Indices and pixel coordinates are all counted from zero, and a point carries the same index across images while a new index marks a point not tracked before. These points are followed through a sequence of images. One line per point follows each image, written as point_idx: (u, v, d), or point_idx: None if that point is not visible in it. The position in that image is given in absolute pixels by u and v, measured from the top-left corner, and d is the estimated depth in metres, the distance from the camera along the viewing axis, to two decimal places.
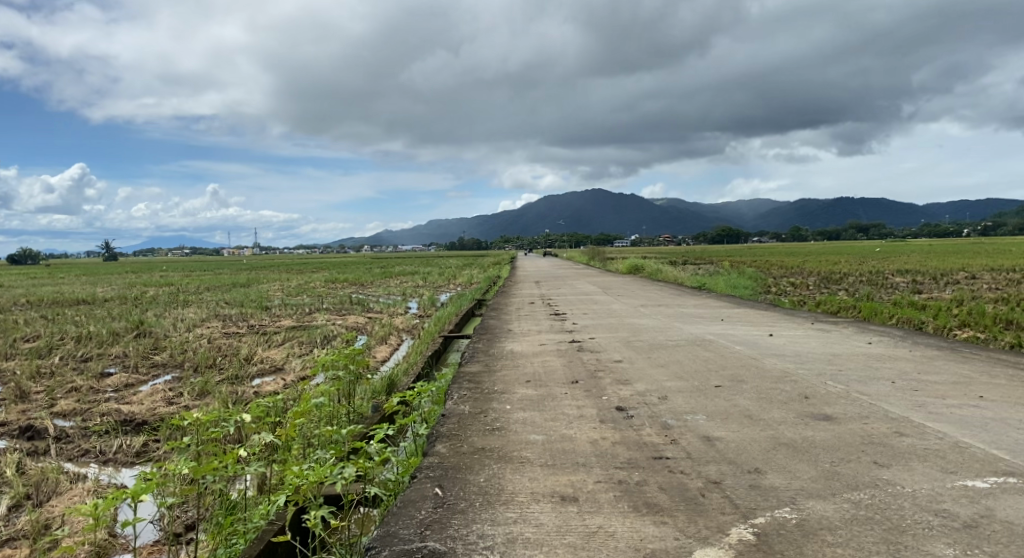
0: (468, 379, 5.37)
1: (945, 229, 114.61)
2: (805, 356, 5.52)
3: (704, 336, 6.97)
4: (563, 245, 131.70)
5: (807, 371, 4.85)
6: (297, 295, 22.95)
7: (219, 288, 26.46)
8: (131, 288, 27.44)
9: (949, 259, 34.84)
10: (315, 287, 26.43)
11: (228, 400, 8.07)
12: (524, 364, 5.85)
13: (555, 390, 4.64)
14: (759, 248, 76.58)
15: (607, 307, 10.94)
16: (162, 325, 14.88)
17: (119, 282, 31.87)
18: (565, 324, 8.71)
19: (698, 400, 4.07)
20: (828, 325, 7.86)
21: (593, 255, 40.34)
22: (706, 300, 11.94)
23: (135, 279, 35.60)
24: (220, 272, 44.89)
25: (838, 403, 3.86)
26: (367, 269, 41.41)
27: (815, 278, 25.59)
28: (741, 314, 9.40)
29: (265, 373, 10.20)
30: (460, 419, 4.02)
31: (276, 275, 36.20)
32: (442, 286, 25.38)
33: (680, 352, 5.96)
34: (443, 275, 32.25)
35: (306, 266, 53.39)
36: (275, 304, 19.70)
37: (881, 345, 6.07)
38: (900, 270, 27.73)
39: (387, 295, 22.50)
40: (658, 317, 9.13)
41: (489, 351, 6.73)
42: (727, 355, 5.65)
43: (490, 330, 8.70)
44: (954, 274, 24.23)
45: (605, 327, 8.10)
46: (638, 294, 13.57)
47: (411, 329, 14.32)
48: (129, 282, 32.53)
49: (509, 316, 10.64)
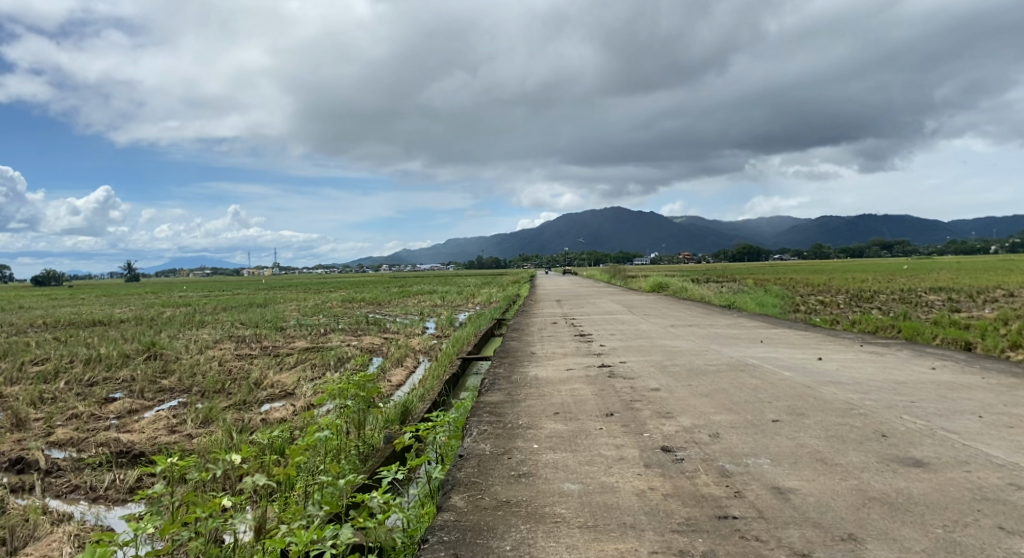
0: (489, 410, 4.88)
1: (974, 246, 111.66)
2: (866, 384, 4.92)
3: (744, 360, 6.38)
4: (581, 264, 130.84)
5: (875, 401, 4.25)
6: (314, 315, 22.68)
7: (236, 308, 26.30)
8: (149, 309, 27.37)
9: (981, 276, 33.64)
10: (331, 307, 26.16)
11: (232, 429, 7.69)
12: (550, 392, 5.33)
13: (588, 425, 4.14)
14: (782, 266, 74.97)
15: (634, 327, 10.38)
16: (174, 347, 14.59)
17: (138, 303, 31.88)
18: (592, 346, 8.16)
19: (756, 439, 3.58)
20: (879, 347, 7.21)
21: (614, 274, 39.72)
22: (738, 320, 11.30)
23: (155, 299, 35.87)
24: (241, 291, 45.08)
25: (926, 442, 3.29)
26: (385, 289, 41.19)
27: (844, 295, 24.70)
28: (779, 335, 8.78)
29: (274, 399, 9.82)
30: (480, 464, 3.54)
31: (295, 295, 36.09)
32: (459, 305, 24.92)
33: (723, 380, 5.39)
34: (461, 294, 31.85)
35: (326, 285, 53.60)
36: (290, 325, 19.37)
37: (949, 370, 5.43)
38: (933, 288, 26.71)
39: (404, 315, 22.11)
40: (690, 338, 8.54)
41: (511, 377, 6.22)
42: (777, 383, 5.07)
43: (511, 352, 8.20)
44: (992, 292, 23.22)
45: (636, 350, 7.55)
46: (665, 313, 12.96)
47: (428, 350, 13.86)
48: (148, 302, 32.62)
49: (531, 336, 10.13)
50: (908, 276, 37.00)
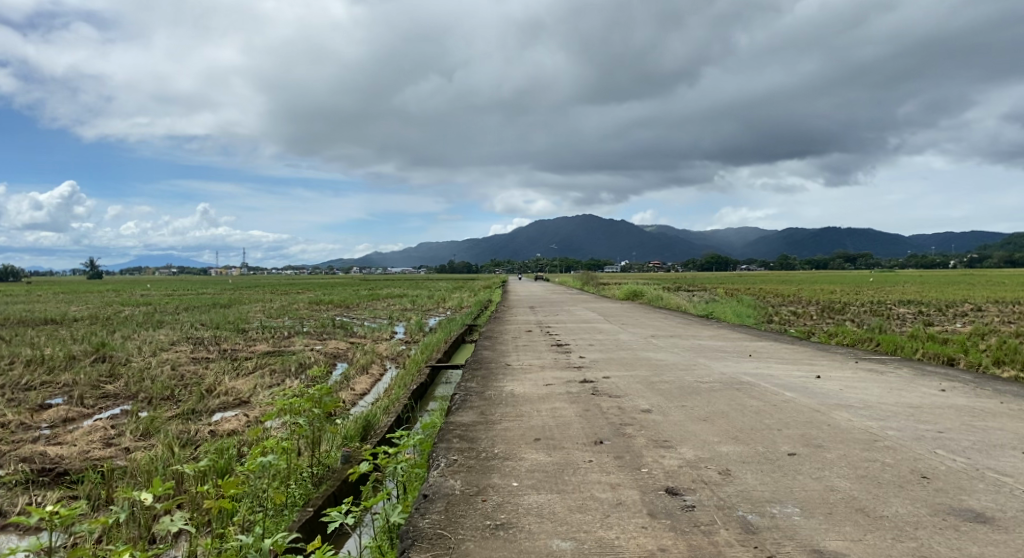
0: (459, 434, 4.27)
1: (934, 261, 114.48)
2: (880, 408, 4.40)
3: (738, 378, 5.85)
4: (554, 270, 130.63)
5: (899, 431, 3.74)
6: (278, 317, 21.71)
7: (198, 308, 25.13)
8: (105, 307, 25.96)
9: (946, 290, 34.11)
10: (298, 309, 25.14)
11: (174, 444, 6.93)
12: (529, 412, 4.74)
13: (576, 458, 3.56)
14: (750, 276, 75.94)
15: (614, 337, 9.85)
16: (125, 349, 13.60)
17: (93, 301, 30.34)
18: (572, 358, 7.57)
19: (775, 479, 3.04)
20: (875, 364, 6.78)
21: (587, 281, 39.37)
22: (720, 332, 10.83)
23: (113, 297, 34.32)
24: (204, 290, 43.52)
25: (978, 487, 2.76)
26: (355, 291, 40.20)
27: (817, 306, 24.64)
28: (767, 349, 8.30)
29: (226, 408, 9.05)
30: (449, 511, 2.96)
31: (261, 296, 34.85)
32: (429, 310, 24.12)
33: (720, 401, 4.84)
34: (433, 298, 31.09)
35: (294, 287, 52.24)
36: (252, 327, 18.43)
37: (962, 392, 4.95)
38: (902, 301, 26.84)
39: (372, 318, 21.26)
40: (674, 351, 8.00)
41: (484, 392, 5.62)
42: (782, 407, 4.54)
43: (484, 363, 7.59)
44: (962, 307, 23.32)
45: (619, 363, 7.01)
46: (643, 322, 12.45)
47: (396, 357, 13.14)
48: (105, 301, 31.07)
49: (506, 345, 9.54)
50: (877, 289, 37.37)
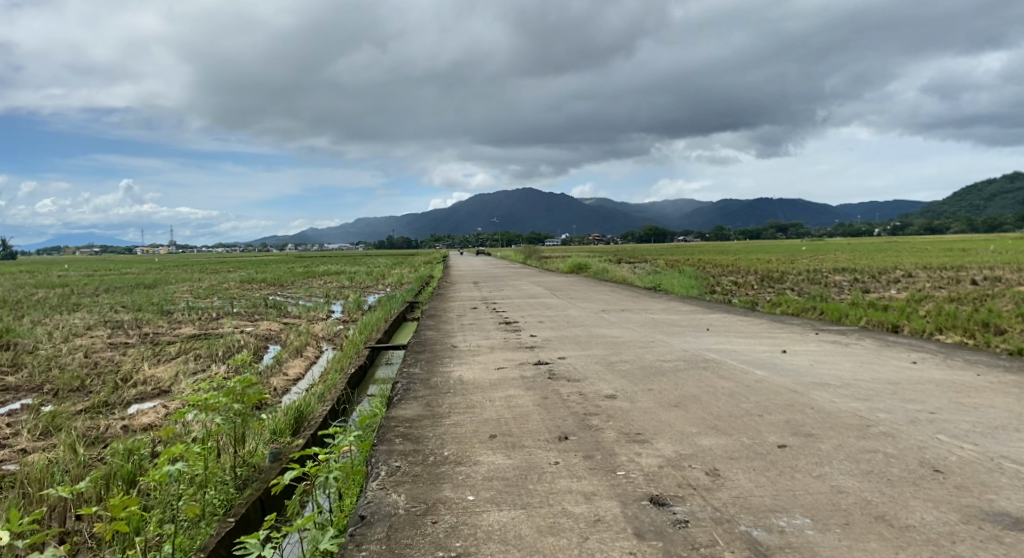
0: (401, 432, 3.69)
1: (859, 229, 119.99)
2: (859, 388, 4.10)
3: (702, 355, 5.50)
4: (496, 245, 130.23)
5: (890, 414, 3.42)
6: (207, 297, 20.36)
7: (119, 289, 23.31)
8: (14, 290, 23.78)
9: (875, 258, 35.55)
10: (229, 288, 23.71)
11: (78, 443, 6.02)
12: (481, 403, 4.21)
13: (540, 459, 3.05)
14: (688, 247, 77.69)
15: (565, 313, 9.44)
16: (31, 335, 12.27)
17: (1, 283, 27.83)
18: (523, 338, 7.08)
19: (772, 479, 2.63)
20: (834, 336, 6.61)
21: (531, 254, 39.05)
22: (672, 304, 10.57)
23: (25, 279, 31.57)
24: (126, 271, 40.78)
25: (1003, 482, 2.42)
26: (290, 268, 38.42)
27: (756, 276, 25.10)
28: (723, 321, 8.05)
29: (144, 399, 8.12)
30: (392, 539, 2.40)
31: (191, 275, 32.82)
32: (370, 287, 23.15)
33: (688, 383, 4.45)
34: (373, 274, 30.02)
35: (224, 265, 49.62)
36: (177, 309, 17.12)
37: (935, 365, 4.74)
38: (837, 268, 27.76)
39: (309, 297, 20.20)
40: (630, 327, 7.63)
41: (428, 380, 5.05)
42: (757, 389, 4.18)
43: (429, 344, 7.03)
44: (892, 273, 24.17)
45: (574, 341, 6.59)
46: (592, 296, 12.10)
47: (334, 338, 12.37)
48: (14, 282, 28.52)
49: (452, 324, 8.98)
50: (810, 258, 38.45)
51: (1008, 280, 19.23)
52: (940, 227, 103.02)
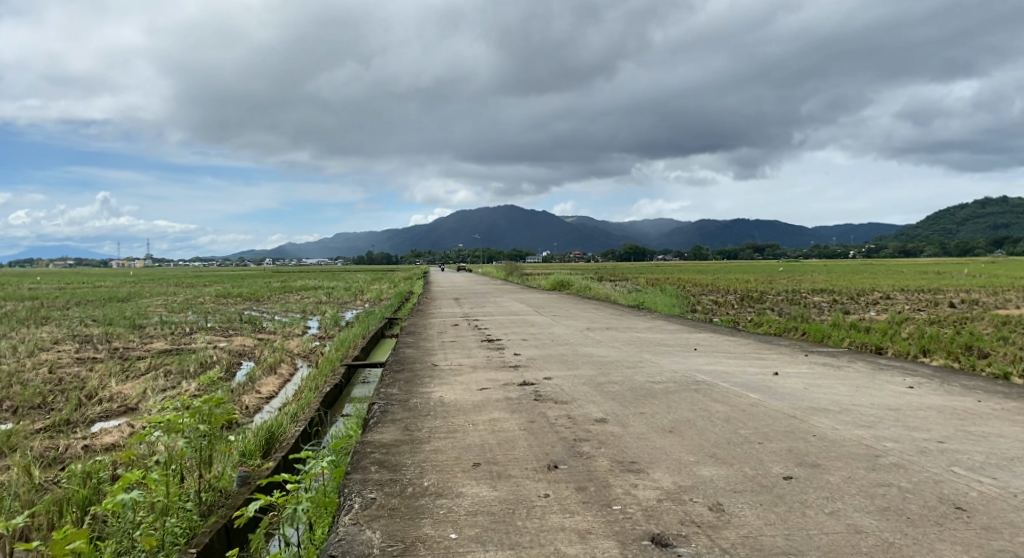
0: (376, 460, 3.42)
1: (835, 251, 121.83)
2: (860, 415, 3.94)
3: (693, 377, 5.33)
4: (477, 262, 130.23)
5: (897, 443, 3.26)
6: (181, 311, 19.82)
7: (91, 303, 22.62)
8: None
9: (853, 279, 35.99)
10: (204, 302, 23.16)
11: (33, 464, 5.60)
12: (464, 427, 3.96)
13: (528, 492, 2.81)
14: (668, 266, 78.12)
15: (548, 331, 9.24)
16: None
17: None
18: (506, 356, 6.85)
19: (781, 517, 2.42)
20: (824, 359, 6.49)
21: (512, 271, 38.96)
22: (657, 323, 10.42)
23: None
24: (98, 283, 39.89)
25: None
26: (268, 283, 37.78)
27: (737, 296, 25.19)
28: (710, 341, 7.90)
29: (109, 417, 7.70)
30: None
31: (165, 289, 32.09)
32: (348, 302, 22.76)
33: (682, 407, 4.26)
34: (352, 289, 29.61)
35: (199, 278, 48.73)
36: (148, 323, 16.59)
37: (933, 392, 4.62)
38: (816, 289, 28.01)
39: (286, 312, 19.75)
40: (616, 346, 7.44)
41: (406, 401, 4.79)
42: (753, 415, 4.00)
43: (409, 363, 6.77)
44: (870, 295, 24.39)
45: (559, 361, 6.38)
46: (576, 314, 11.92)
47: (310, 354, 12.01)
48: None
49: (433, 341, 8.72)
50: (789, 279, 38.77)
51: (985, 303, 19.47)
52: (913, 250, 104.99)
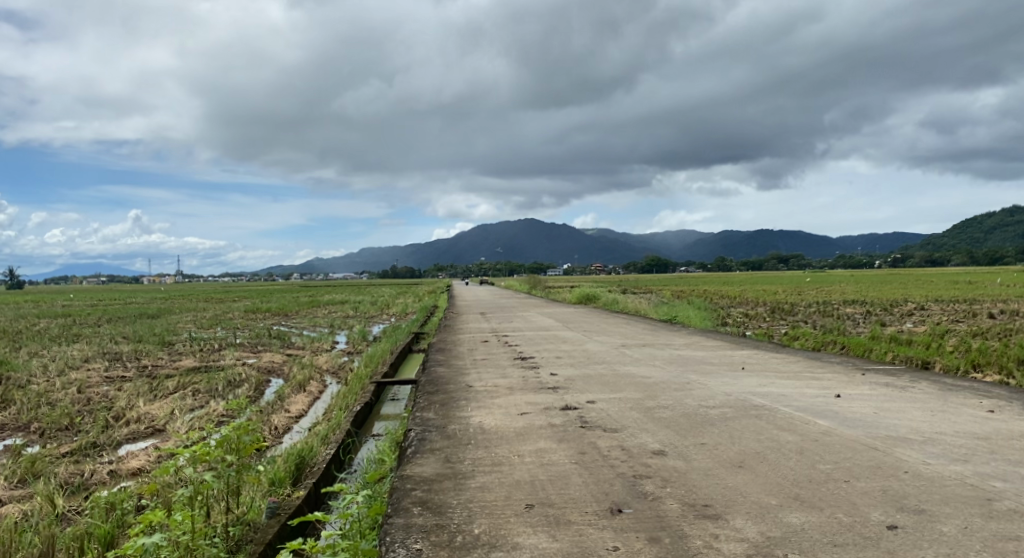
0: (419, 500, 3.10)
1: (862, 261, 119.28)
2: (949, 444, 3.55)
3: (749, 401, 4.96)
4: (498, 275, 130.23)
5: (1007, 482, 2.87)
6: (209, 328, 19.82)
7: (120, 320, 22.77)
8: (14, 319, 23.26)
9: (886, 289, 35.01)
10: (231, 318, 23.21)
11: (57, 493, 5.35)
12: (509, 459, 3.63)
13: (593, 544, 2.49)
14: (690, 278, 77.15)
15: (582, 348, 8.91)
16: (25, 368, 11.71)
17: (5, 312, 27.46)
18: (543, 376, 6.52)
19: None
20: (883, 378, 6.07)
21: (536, 284, 38.71)
22: (694, 339, 10.00)
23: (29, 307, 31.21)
24: (130, 300, 40.49)
25: None
26: (293, 298, 37.89)
27: (767, 308, 24.56)
28: (756, 359, 7.50)
29: (137, 439, 7.47)
30: None
31: (193, 305, 32.35)
32: (374, 317, 22.61)
33: (746, 438, 3.90)
34: (376, 304, 29.52)
35: (226, 294, 49.19)
36: (176, 339, 16.56)
37: (1021, 417, 4.20)
38: (848, 301, 27.20)
39: (312, 328, 19.62)
40: (657, 365, 7.06)
41: (443, 428, 4.48)
42: (829, 447, 3.64)
43: (441, 383, 6.48)
44: (906, 306, 23.53)
45: (600, 381, 6.05)
46: (607, 329, 11.54)
47: (337, 371, 11.79)
48: (18, 311, 28.21)
49: (463, 359, 8.44)
50: (819, 289, 37.76)
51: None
52: (944, 259, 102.40)
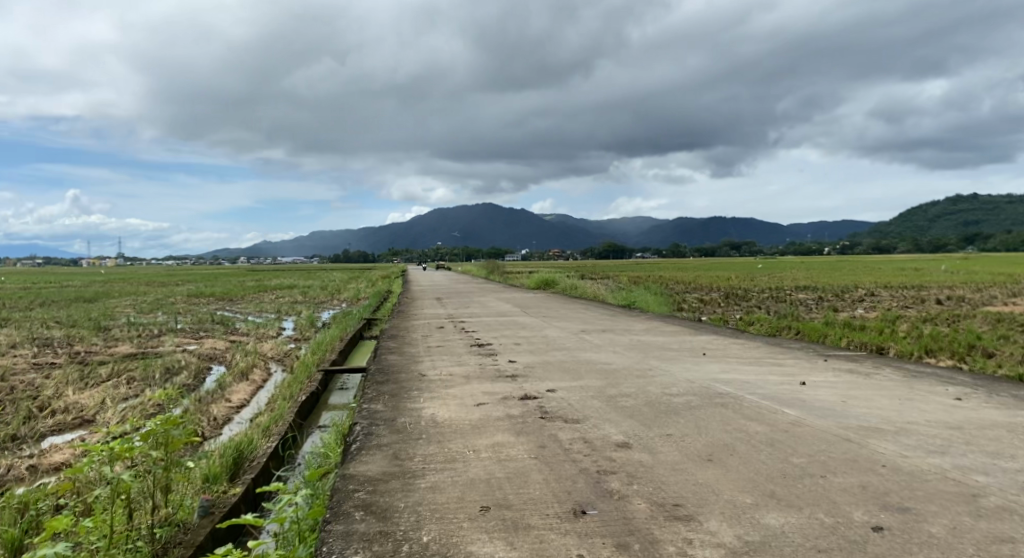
0: (361, 503, 2.76)
1: (810, 248, 122.87)
2: (923, 436, 3.52)
3: (715, 389, 4.80)
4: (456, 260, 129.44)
5: (986, 479, 2.79)
6: (151, 312, 18.84)
7: (54, 303, 21.45)
8: None
9: (834, 276, 36.02)
10: (175, 302, 22.14)
11: None
12: (463, 455, 3.35)
13: (557, 552, 2.24)
14: (646, 264, 77.98)
15: (542, 334, 8.68)
16: None
17: None
18: (501, 364, 6.25)
19: None
20: (845, 366, 6.04)
21: (493, 268, 38.46)
22: (654, 324, 9.90)
23: None
24: (67, 282, 38.45)
25: None
26: (242, 282, 36.64)
27: (721, 294, 24.90)
28: (717, 345, 7.41)
29: (62, 430, 6.78)
30: None
31: (135, 288, 30.86)
32: (327, 302, 21.95)
33: (713, 428, 3.73)
34: (330, 289, 28.75)
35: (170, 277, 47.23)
36: (114, 324, 15.62)
37: (986, 406, 4.18)
38: (800, 286, 27.84)
39: (261, 313, 18.86)
40: (617, 351, 6.87)
41: (393, 421, 4.16)
42: (801, 440, 3.49)
43: (393, 371, 6.16)
44: (854, 292, 24.20)
45: (561, 368, 5.83)
46: (566, 315, 11.34)
47: (286, 357, 11.27)
48: None
49: (419, 345, 8.11)
50: (771, 276, 38.44)
51: (971, 300, 19.32)
52: (886, 247, 106.54)
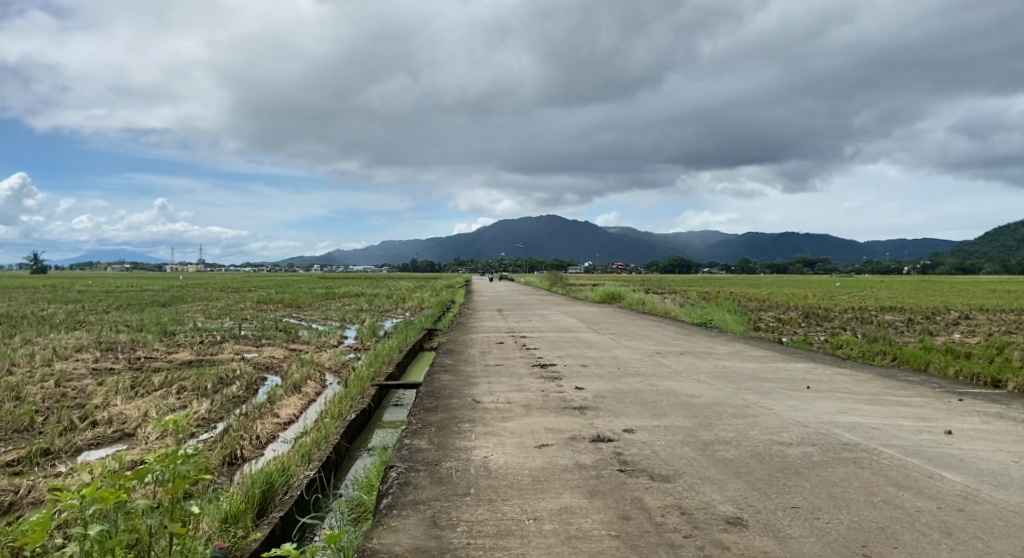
0: None
1: (892, 265, 115.46)
2: None
3: (837, 438, 3.80)
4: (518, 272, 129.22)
5: None
6: (217, 318, 18.96)
7: (131, 307, 22.05)
8: (27, 304, 22.71)
9: (923, 296, 33.22)
10: (243, 308, 22.39)
11: None
12: (522, 527, 2.53)
13: None
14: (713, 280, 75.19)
15: (611, 355, 7.79)
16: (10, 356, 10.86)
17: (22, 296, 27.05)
18: (567, 391, 5.42)
19: None
20: (988, 409, 4.89)
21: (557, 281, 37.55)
22: (736, 347, 8.81)
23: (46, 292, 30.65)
24: (148, 287, 40.06)
25: None
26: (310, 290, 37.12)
27: (800, 312, 23.16)
28: (819, 375, 6.33)
29: (101, 445, 6.40)
30: None
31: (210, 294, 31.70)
32: (388, 312, 21.66)
33: (856, 501, 2.78)
34: (392, 298, 28.52)
35: (242, 284, 48.59)
36: (179, 329, 15.70)
37: None
38: (886, 307, 25.61)
39: (323, 321, 18.68)
40: (701, 380, 5.90)
41: (438, 466, 3.40)
42: (989, 527, 2.50)
43: (444, 395, 5.42)
44: (950, 315, 21.94)
45: (639, 401, 4.93)
46: (636, 334, 10.36)
47: (340, 369, 10.80)
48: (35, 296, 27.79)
49: (476, 364, 7.38)
50: (852, 294, 35.92)
51: None
52: (975, 266, 99.23)
